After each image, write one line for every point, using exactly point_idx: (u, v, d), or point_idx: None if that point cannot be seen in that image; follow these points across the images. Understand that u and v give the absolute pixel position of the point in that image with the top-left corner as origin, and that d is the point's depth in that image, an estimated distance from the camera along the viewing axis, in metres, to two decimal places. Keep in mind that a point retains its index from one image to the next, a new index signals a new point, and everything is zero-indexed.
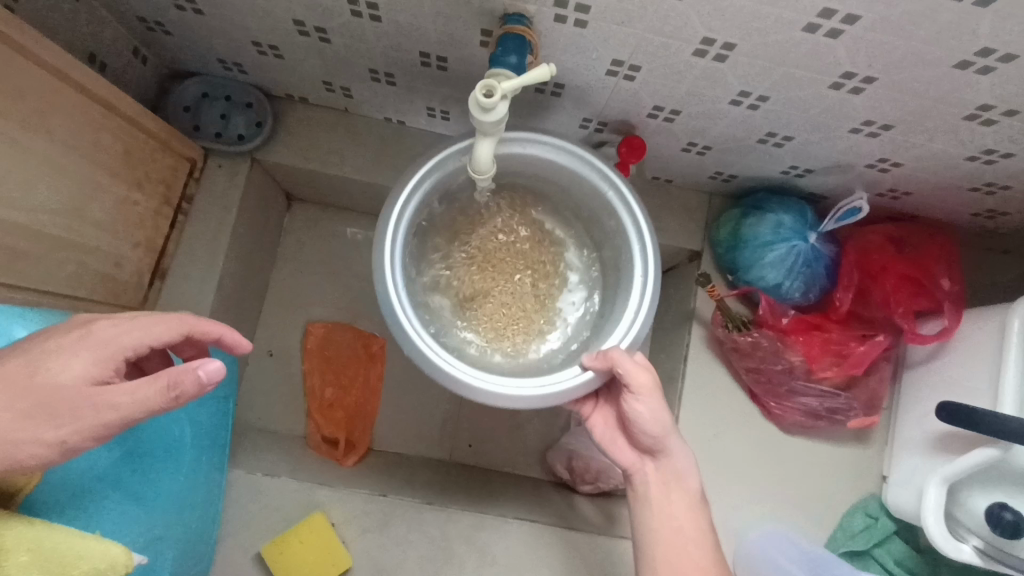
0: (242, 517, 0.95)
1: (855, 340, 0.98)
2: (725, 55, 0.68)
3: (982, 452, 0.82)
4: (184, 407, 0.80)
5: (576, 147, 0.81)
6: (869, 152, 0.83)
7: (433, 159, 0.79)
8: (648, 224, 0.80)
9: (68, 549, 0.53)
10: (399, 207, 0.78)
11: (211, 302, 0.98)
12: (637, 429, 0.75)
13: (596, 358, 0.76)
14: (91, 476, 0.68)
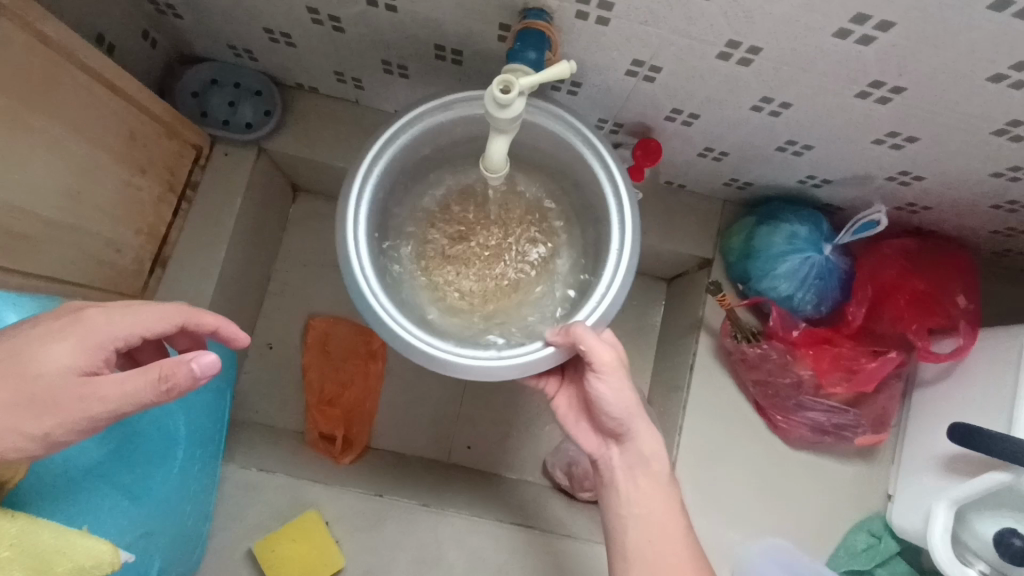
0: (235, 512, 0.93)
1: (866, 355, 0.96)
2: (750, 59, 0.65)
3: (994, 475, 0.81)
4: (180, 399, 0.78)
5: (544, 109, 0.77)
6: (890, 164, 0.81)
7: (409, 115, 0.76)
8: (629, 192, 0.75)
9: (51, 545, 0.52)
10: (370, 162, 0.75)
11: (211, 291, 0.96)
12: (598, 409, 0.74)
13: (560, 333, 0.72)
14: (79, 470, 0.67)
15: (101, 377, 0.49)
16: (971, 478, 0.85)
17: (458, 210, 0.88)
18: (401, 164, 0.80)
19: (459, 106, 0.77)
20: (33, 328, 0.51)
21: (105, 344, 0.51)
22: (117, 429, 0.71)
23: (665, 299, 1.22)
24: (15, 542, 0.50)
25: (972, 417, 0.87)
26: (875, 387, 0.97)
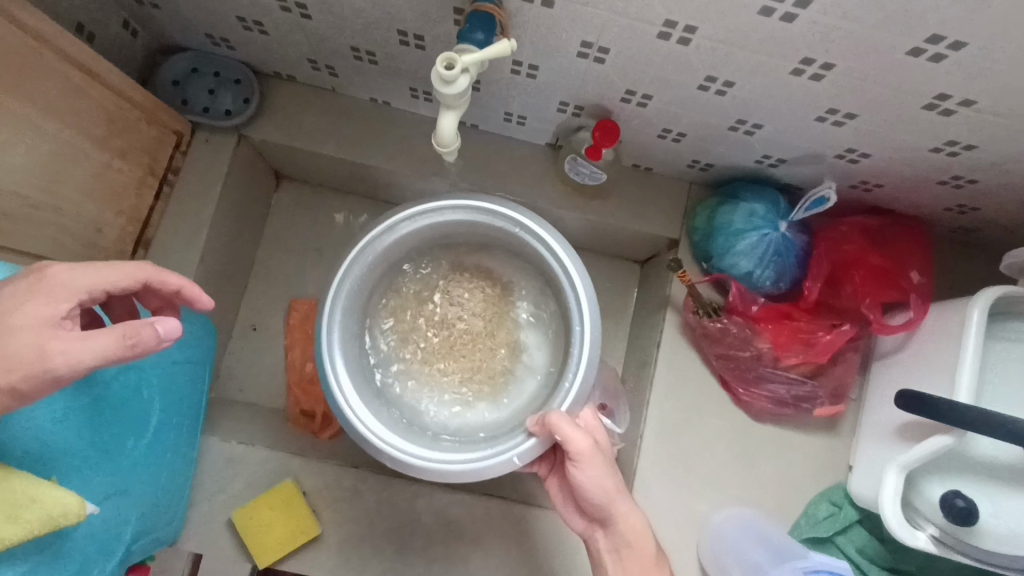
0: (216, 483, 0.97)
1: (823, 329, 0.99)
2: (688, 38, 0.69)
3: (939, 439, 0.84)
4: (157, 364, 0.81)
5: (498, 208, 0.87)
6: (836, 141, 0.84)
7: (406, 214, 0.87)
8: (587, 294, 0.84)
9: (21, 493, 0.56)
10: (356, 297, 0.85)
11: (193, 272, 1.00)
12: (583, 496, 0.77)
13: (539, 427, 0.79)
14: (50, 425, 0.66)
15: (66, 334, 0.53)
16: (919, 442, 0.88)
17: (426, 345, 0.96)
18: (382, 255, 0.88)
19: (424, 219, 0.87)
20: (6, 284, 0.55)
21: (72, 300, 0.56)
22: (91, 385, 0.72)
23: (638, 281, 1.25)
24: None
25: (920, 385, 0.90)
26: (833, 360, 1.00)
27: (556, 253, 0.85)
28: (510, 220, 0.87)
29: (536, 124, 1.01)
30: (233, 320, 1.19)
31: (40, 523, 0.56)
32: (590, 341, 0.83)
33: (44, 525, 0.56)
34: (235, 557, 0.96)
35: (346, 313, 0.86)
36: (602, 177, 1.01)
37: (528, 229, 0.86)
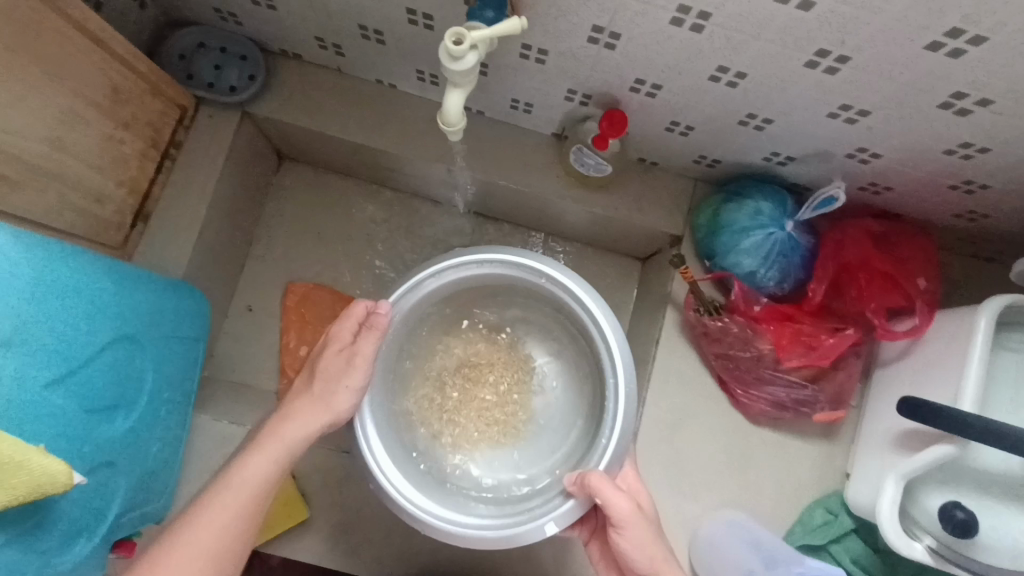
0: (205, 462, 0.96)
1: (826, 332, 0.97)
2: (702, 25, 0.68)
3: (941, 449, 0.82)
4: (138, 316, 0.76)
5: (525, 261, 0.84)
6: (847, 140, 0.83)
7: (426, 268, 0.84)
8: (619, 344, 0.81)
9: (12, 454, 0.50)
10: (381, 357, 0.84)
11: (191, 248, 0.99)
12: (628, 566, 0.73)
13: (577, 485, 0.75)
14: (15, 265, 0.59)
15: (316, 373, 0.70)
16: (920, 451, 0.86)
17: (452, 391, 0.96)
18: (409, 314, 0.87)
19: (450, 275, 0.86)
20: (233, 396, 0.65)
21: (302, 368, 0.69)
22: (86, 351, 0.67)
23: (637, 276, 1.24)
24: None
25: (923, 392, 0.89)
26: (835, 364, 0.99)
27: (587, 307, 0.82)
28: (542, 274, 0.84)
29: (542, 112, 1.00)
30: (229, 300, 1.18)
31: (25, 489, 0.51)
32: (624, 393, 0.79)
33: (29, 492, 0.51)
34: None
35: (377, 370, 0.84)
36: (608, 169, 0.99)
37: (560, 279, 0.83)
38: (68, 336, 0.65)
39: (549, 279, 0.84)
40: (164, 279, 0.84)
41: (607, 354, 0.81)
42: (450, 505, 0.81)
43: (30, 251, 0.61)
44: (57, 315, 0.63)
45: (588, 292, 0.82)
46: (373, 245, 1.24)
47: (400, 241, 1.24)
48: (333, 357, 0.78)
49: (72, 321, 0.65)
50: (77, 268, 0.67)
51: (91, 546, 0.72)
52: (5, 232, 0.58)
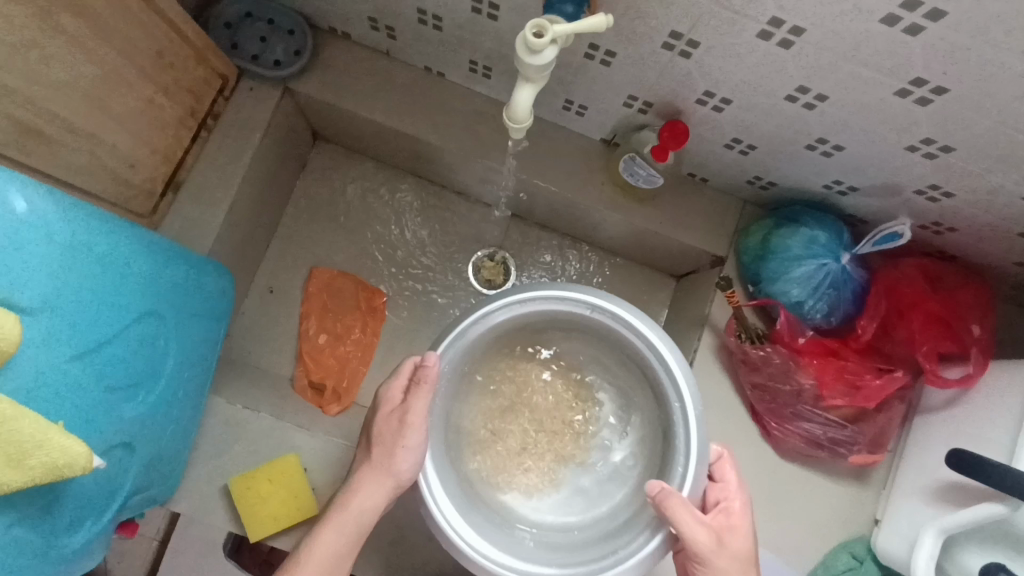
0: (214, 447, 0.92)
1: (871, 372, 0.93)
2: (791, 41, 0.64)
3: (988, 506, 0.78)
4: (167, 293, 0.74)
5: (571, 293, 0.79)
6: (920, 175, 0.79)
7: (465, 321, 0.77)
8: (682, 372, 0.76)
9: (31, 436, 0.48)
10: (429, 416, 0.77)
11: (220, 224, 0.96)
12: None
13: (657, 501, 0.69)
14: (51, 227, 0.56)
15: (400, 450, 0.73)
16: (965, 507, 0.81)
17: (506, 423, 0.89)
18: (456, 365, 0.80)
19: (500, 317, 0.79)
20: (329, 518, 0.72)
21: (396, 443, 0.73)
22: (113, 324, 0.64)
23: (670, 294, 1.20)
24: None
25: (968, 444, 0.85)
26: (877, 406, 0.94)
27: (661, 351, 0.76)
28: (617, 312, 0.78)
29: (595, 116, 0.96)
30: (251, 280, 1.15)
31: (42, 472, 0.49)
32: (698, 439, 0.74)
33: (47, 475, 0.49)
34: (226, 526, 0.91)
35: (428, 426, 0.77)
36: (658, 182, 0.95)
37: (634, 318, 0.77)
38: (96, 308, 0.61)
39: (625, 317, 0.78)
40: (192, 254, 0.81)
41: (679, 404, 0.76)
42: (512, 550, 0.75)
43: (66, 213, 0.58)
44: (86, 285, 0.60)
45: (658, 332, 0.77)
46: (402, 236, 1.20)
47: (431, 235, 1.20)
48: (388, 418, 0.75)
49: (103, 291, 0.62)
50: (108, 235, 0.64)
51: (98, 527, 0.69)
52: (41, 193, 0.55)
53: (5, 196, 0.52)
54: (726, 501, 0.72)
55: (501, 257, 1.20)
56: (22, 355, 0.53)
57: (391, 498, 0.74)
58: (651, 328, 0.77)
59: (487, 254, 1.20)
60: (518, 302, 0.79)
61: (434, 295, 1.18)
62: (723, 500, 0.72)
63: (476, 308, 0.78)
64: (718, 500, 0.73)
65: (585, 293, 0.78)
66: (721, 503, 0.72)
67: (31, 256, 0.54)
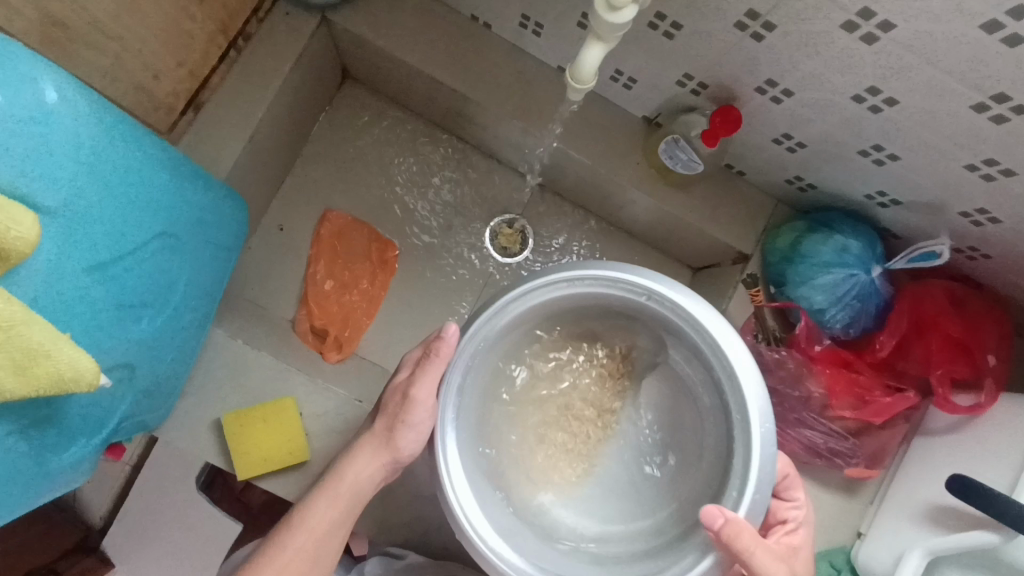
0: (209, 382, 0.89)
1: (882, 388, 0.93)
2: (877, 36, 0.61)
3: (980, 535, 0.77)
4: (187, 227, 0.73)
5: (625, 275, 0.68)
6: (972, 197, 0.77)
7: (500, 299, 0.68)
8: (748, 375, 0.63)
9: (40, 343, 0.46)
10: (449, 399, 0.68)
11: (239, 152, 0.91)
12: None
13: (721, 538, 0.58)
14: (75, 129, 0.58)
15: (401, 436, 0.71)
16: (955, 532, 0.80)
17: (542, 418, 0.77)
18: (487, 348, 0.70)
19: (539, 297, 0.68)
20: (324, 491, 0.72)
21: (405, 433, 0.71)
22: (129, 240, 0.65)
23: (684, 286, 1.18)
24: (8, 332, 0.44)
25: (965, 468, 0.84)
26: (881, 422, 0.95)
27: (722, 350, 0.64)
28: (682, 300, 0.66)
29: (643, 92, 0.93)
30: (261, 216, 1.11)
31: (46, 383, 0.47)
32: (763, 457, 0.61)
33: (51, 388, 0.47)
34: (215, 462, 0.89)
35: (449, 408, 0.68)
36: (698, 169, 0.92)
37: (697, 309, 0.65)
38: (116, 221, 0.63)
39: (687, 307, 0.66)
40: (224, 187, 0.80)
41: (744, 420, 0.63)
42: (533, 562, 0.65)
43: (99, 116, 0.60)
44: (108, 193, 0.62)
45: (722, 327, 0.65)
46: (422, 191, 1.16)
47: (451, 194, 1.16)
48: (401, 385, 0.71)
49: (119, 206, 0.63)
50: (136, 147, 0.65)
51: (89, 448, 0.69)
52: (76, 91, 0.58)
53: (38, 85, 0.55)
54: (795, 522, 0.67)
55: (520, 226, 1.16)
56: (37, 257, 0.56)
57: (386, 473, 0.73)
58: (716, 322, 0.65)
59: (506, 221, 1.16)
60: (566, 283, 0.68)
61: (447, 255, 1.15)
62: (790, 520, 0.68)
63: (516, 286, 0.68)
64: (788, 518, 0.68)
65: (644, 276, 0.67)
66: (789, 524, 0.67)
67: (57, 154, 0.56)
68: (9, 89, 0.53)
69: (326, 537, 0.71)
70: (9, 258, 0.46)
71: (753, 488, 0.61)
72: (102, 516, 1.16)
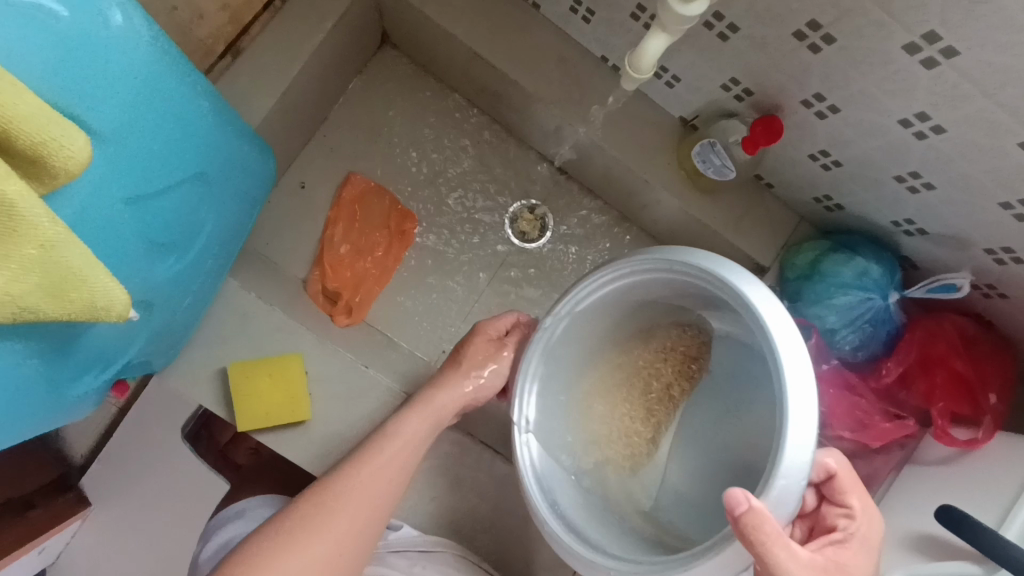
0: (219, 330, 0.89)
1: (883, 415, 0.93)
2: (937, 62, 0.64)
3: (961, 566, 0.72)
4: (215, 173, 0.76)
5: (683, 260, 0.66)
6: (1001, 235, 0.77)
7: (573, 289, 0.72)
8: (790, 361, 0.58)
9: (79, 266, 0.46)
10: (531, 373, 0.74)
11: (274, 101, 0.90)
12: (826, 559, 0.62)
13: (739, 525, 0.55)
14: (128, 61, 0.59)
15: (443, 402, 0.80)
16: (935, 560, 0.76)
17: (627, 400, 0.78)
18: (573, 332, 0.75)
19: (613, 289, 0.71)
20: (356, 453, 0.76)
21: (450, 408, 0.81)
22: (168, 178, 0.68)
23: None
24: (49, 253, 0.44)
25: (957, 498, 0.80)
26: (877, 448, 0.95)
27: (769, 335, 0.60)
28: (740, 286, 0.62)
29: (684, 92, 0.93)
30: (283, 172, 1.10)
31: (80, 309, 0.48)
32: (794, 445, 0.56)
33: (84, 313, 0.48)
34: (215, 409, 0.89)
35: (537, 384, 0.75)
36: (729, 175, 0.92)
37: (753, 295, 0.61)
38: (157, 156, 0.65)
39: (742, 295, 0.62)
40: (258, 141, 0.83)
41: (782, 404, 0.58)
42: (595, 526, 0.71)
43: (159, 51, 0.62)
44: (151, 130, 0.63)
45: (779, 314, 0.60)
46: (448, 166, 1.15)
47: (476, 172, 1.16)
48: (483, 345, 0.83)
49: (160, 144, 0.65)
50: (184, 86, 0.66)
51: (99, 381, 0.73)
52: (139, 19, 0.59)
53: (104, 9, 0.56)
54: (844, 534, 0.64)
55: (540, 212, 1.16)
56: (82, 179, 0.57)
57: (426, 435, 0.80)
58: (769, 305, 0.61)
59: (528, 206, 1.16)
60: (628, 271, 0.70)
61: (464, 234, 1.14)
62: (839, 530, 0.65)
63: (589, 277, 0.71)
64: (836, 526, 0.66)
65: (703, 259, 0.64)
66: (837, 536, 0.64)
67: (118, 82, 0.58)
68: (75, 7, 0.53)
69: (377, 475, 0.74)
70: (59, 174, 0.46)
71: (778, 473, 0.56)
72: (83, 454, 1.16)
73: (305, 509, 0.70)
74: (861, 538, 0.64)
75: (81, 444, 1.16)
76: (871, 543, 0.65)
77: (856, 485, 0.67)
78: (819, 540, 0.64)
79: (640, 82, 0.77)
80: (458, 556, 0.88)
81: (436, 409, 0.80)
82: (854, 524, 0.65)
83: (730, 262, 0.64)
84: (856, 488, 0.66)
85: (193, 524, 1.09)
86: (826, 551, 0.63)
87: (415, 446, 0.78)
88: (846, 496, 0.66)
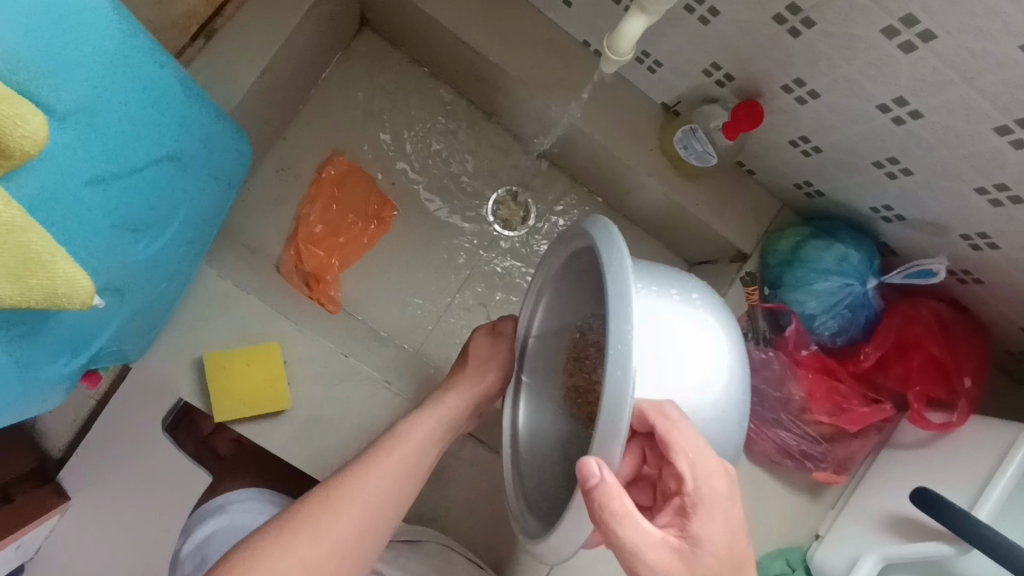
0: (195, 318, 0.87)
1: (860, 399, 0.93)
2: (916, 46, 0.64)
3: (935, 546, 0.75)
4: (185, 155, 0.73)
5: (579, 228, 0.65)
6: (977, 220, 0.78)
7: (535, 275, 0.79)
8: (614, 309, 0.53)
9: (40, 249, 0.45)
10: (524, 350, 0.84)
11: (251, 83, 0.87)
12: (666, 540, 0.54)
13: (589, 496, 0.52)
14: (89, 38, 0.56)
15: (448, 402, 0.82)
16: (909, 540, 0.79)
17: None
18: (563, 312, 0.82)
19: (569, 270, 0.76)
20: (366, 454, 0.75)
21: (457, 416, 0.83)
22: (133, 158, 0.65)
23: None
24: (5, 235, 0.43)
25: (932, 482, 0.82)
26: (855, 432, 0.94)
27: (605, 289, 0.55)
28: (604, 253, 0.57)
29: (668, 77, 0.92)
30: (263, 156, 1.08)
31: (41, 297, 0.47)
32: (616, 397, 0.52)
33: (45, 301, 0.47)
34: (191, 399, 0.87)
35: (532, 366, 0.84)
36: (711, 161, 0.92)
37: (607, 250, 0.57)
38: (122, 136, 0.63)
39: (604, 269, 0.56)
40: (233, 121, 0.80)
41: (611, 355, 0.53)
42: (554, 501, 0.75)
43: (122, 26, 0.59)
44: (114, 110, 0.61)
45: (622, 272, 0.55)
46: (430, 151, 1.14)
47: (458, 159, 1.14)
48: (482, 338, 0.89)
49: (123, 125, 0.63)
50: (151, 64, 0.64)
51: (70, 367, 0.72)
52: None
53: None
54: (684, 503, 0.55)
55: (524, 200, 1.15)
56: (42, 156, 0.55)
57: (443, 442, 0.80)
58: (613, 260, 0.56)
59: (511, 192, 1.15)
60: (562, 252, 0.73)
61: (448, 221, 1.13)
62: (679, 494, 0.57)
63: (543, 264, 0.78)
64: (677, 489, 0.57)
65: (591, 228, 0.62)
66: (679, 502, 0.56)
67: (78, 57, 0.56)
68: None
69: (385, 479, 0.74)
70: (14, 155, 0.45)
71: (603, 419, 0.52)
72: (61, 448, 1.14)
73: (309, 513, 0.69)
74: (702, 499, 0.55)
75: (59, 436, 1.14)
76: (715, 501, 0.55)
77: (688, 435, 0.56)
78: (665, 512, 0.56)
79: (621, 66, 0.76)
80: (442, 545, 0.88)
81: (447, 409, 0.82)
82: (690, 489, 0.55)
83: (602, 220, 0.61)
84: (687, 441, 0.56)
85: (176, 513, 1.09)
86: (672, 525, 0.55)
87: (425, 445, 0.78)
88: (674, 457, 0.56)
